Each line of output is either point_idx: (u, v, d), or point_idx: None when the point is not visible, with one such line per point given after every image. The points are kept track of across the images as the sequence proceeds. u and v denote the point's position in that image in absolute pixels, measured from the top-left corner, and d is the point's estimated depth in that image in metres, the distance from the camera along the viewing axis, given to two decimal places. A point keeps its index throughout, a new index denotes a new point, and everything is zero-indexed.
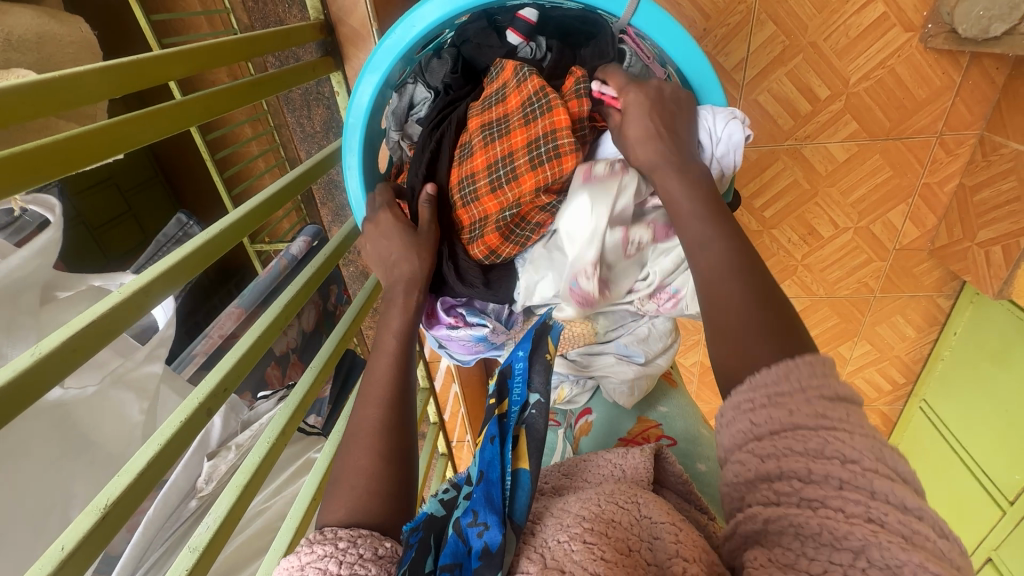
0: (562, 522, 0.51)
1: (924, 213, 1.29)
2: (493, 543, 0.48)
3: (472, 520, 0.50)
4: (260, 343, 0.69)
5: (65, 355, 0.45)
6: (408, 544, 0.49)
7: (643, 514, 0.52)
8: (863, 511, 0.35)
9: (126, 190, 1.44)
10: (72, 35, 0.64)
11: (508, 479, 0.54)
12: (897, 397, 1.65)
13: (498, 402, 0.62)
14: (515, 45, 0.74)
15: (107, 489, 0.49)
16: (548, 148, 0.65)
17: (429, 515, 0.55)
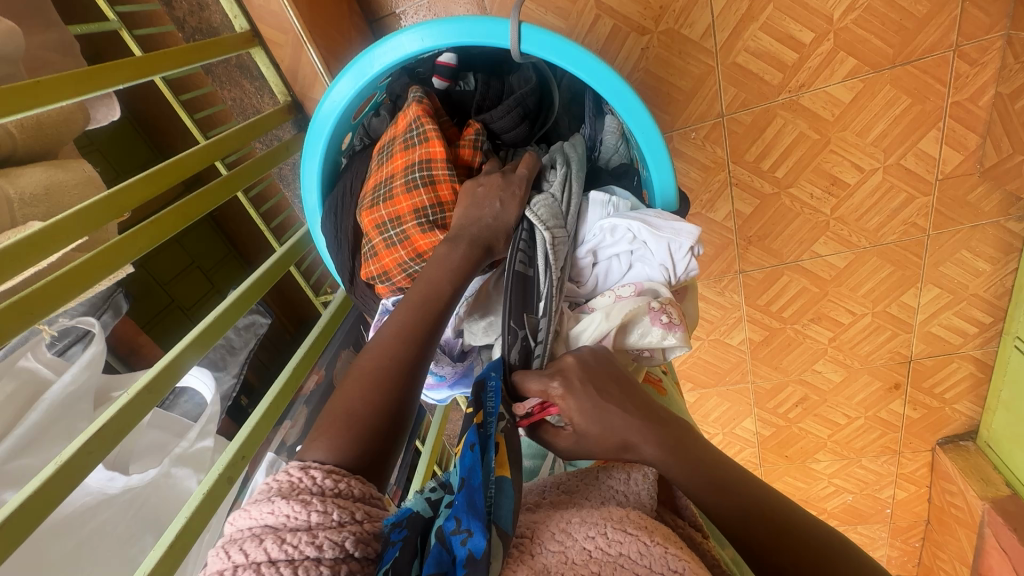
0: (565, 554, 0.51)
1: (962, 134, 1.15)
2: (477, 549, 0.49)
3: (455, 527, 0.52)
4: (274, 405, 0.78)
5: (79, 458, 0.55)
6: (391, 541, 0.48)
7: (651, 547, 0.50)
8: None
9: (208, 270, 1.69)
10: (75, 177, 0.76)
11: (491, 487, 0.56)
12: (987, 339, 1.47)
13: (475, 411, 0.63)
14: (442, 87, 0.91)
15: (144, 562, 0.57)
16: (423, 175, 0.80)
17: (414, 512, 0.56)
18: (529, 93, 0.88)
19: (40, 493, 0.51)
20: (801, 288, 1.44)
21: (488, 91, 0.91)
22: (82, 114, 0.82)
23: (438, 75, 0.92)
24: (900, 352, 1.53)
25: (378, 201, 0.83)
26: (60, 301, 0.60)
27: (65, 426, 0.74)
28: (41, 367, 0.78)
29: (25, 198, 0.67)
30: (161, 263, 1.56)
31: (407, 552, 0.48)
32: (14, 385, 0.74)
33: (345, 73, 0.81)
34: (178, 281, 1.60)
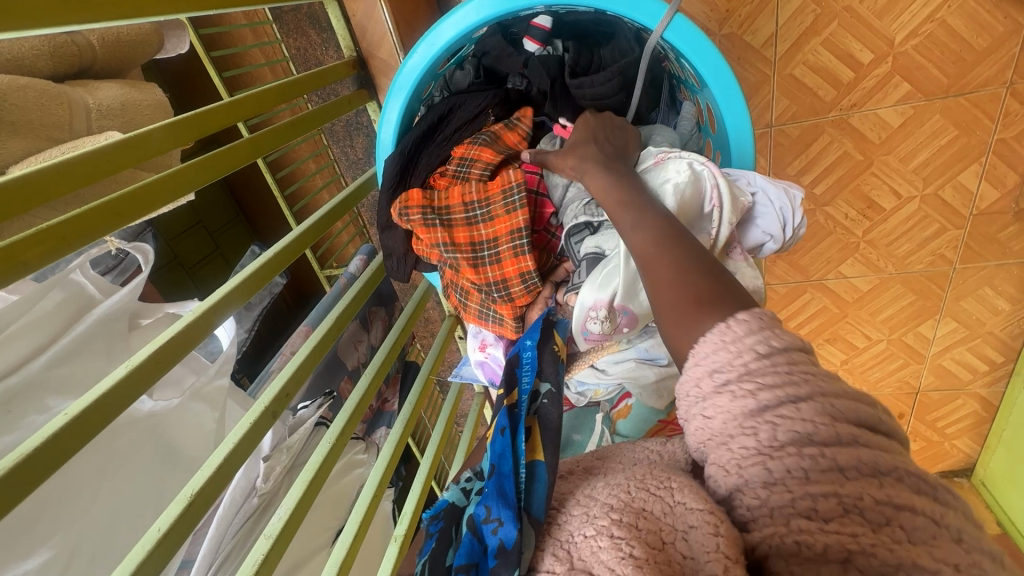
0: (588, 513, 0.43)
1: (1002, 171, 1.17)
2: (508, 540, 0.45)
3: (486, 515, 0.48)
4: (315, 352, 0.77)
5: (147, 365, 0.53)
6: (429, 532, 0.53)
7: (677, 498, 0.41)
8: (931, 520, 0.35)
9: (213, 231, 1.60)
10: (148, 99, 0.76)
11: (522, 472, 0.51)
12: (995, 378, 1.50)
13: (507, 392, 0.62)
14: (533, 51, 0.82)
15: (193, 480, 0.57)
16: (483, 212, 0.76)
17: (451, 502, 0.55)
18: (632, 63, 0.78)
19: (112, 394, 0.49)
20: (822, 307, 1.46)
21: (579, 57, 0.82)
22: (157, 38, 0.81)
23: (530, 37, 0.82)
24: (908, 383, 1.55)
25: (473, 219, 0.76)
26: (138, 213, 0.57)
27: (103, 344, 0.76)
28: (88, 283, 0.79)
29: (102, 110, 0.67)
30: (172, 221, 1.47)
31: (441, 543, 0.51)
32: (63, 296, 0.75)
33: (445, 18, 0.73)
34: (184, 238, 1.51)
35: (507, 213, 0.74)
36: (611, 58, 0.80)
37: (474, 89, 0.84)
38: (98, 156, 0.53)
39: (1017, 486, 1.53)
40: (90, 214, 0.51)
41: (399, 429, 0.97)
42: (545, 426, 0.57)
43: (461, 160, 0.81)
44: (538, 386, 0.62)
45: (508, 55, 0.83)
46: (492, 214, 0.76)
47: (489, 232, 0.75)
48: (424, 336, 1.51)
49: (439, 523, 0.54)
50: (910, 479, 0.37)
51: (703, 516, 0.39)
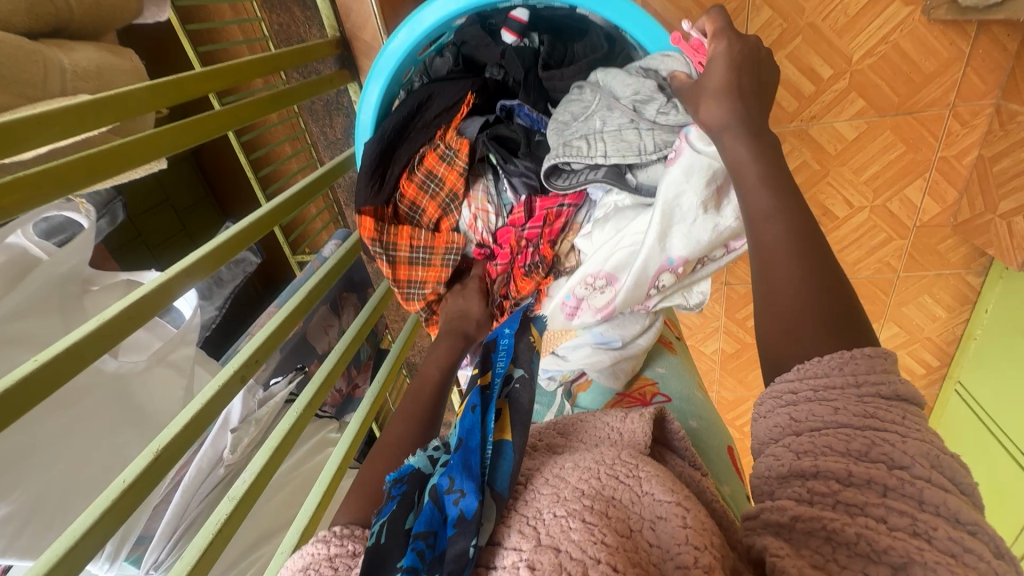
0: (559, 493, 0.48)
1: (943, 187, 1.27)
2: (468, 510, 0.46)
3: (450, 486, 0.49)
4: (288, 319, 0.78)
5: (117, 320, 0.54)
6: (391, 496, 0.50)
7: (645, 490, 0.49)
8: (909, 523, 0.35)
9: (180, 210, 1.56)
10: (126, 64, 0.78)
11: (490, 449, 0.52)
12: (931, 381, 1.60)
13: (480, 372, 0.59)
14: (510, 43, 0.84)
15: (160, 436, 0.58)
16: (424, 256, 0.84)
17: (417, 468, 0.53)
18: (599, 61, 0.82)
19: (83, 344, 0.50)
20: None
21: (552, 51, 0.85)
22: (137, 6, 0.81)
23: (508, 28, 0.84)
24: None
25: (414, 259, 0.85)
26: (112, 172, 0.58)
27: (56, 303, 0.77)
28: (33, 245, 0.78)
29: (78, 71, 0.68)
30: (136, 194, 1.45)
31: (402, 508, 0.49)
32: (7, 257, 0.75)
33: (424, 6, 0.75)
34: (150, 215, 1.48)
35: (440, 264, 0.84)
36: (583, 53, 0.84)
37: (452, 76, 0.86)
38: (73, 112, 0.54)
39: None
40: (64, 168, 0.52)
41: (366, 406, 0.99)
42: (517, 410, 0.56)
43: (429, 173, 0.84)
44: (512, 370, 0.58)
45: (486, 45, 0.86)
46: (430, 259, 0.85)
47: (422, 274, 0.85)
48: (395, 320, 1.52)
49: (402, 486, 0.51)
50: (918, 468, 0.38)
51: (671, 509, 0.47)
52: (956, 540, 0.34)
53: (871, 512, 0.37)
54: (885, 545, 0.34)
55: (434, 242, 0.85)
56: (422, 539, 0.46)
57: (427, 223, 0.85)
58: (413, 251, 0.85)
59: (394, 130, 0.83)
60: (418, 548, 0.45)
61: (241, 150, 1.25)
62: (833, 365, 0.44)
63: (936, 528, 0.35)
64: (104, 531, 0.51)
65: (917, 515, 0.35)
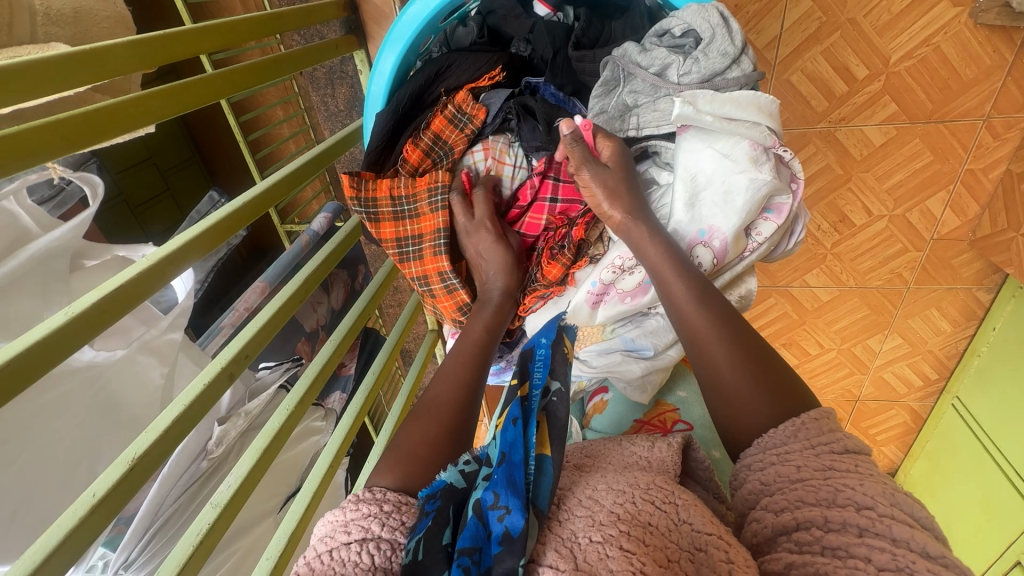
0: (593, 516, 0.44)
1: (966, 201, 1.23)
2: (514, 527, 0.42)
3: (492, 502, 0.44)
4: (282, 309, 0.71)
5: (86, 317, 0.46)
6: (425, 512, 0.46)
7: (682, 519, 0.44)
8: (889, 558, 0.36)
9: (165, 170, 1.46)
10: (107, 10, 0.69)
11: (531, 465, 0.47)
12: (928, 394, 1.60)
13: (519, 384, 0.53)
14: (544, 15, 0.78)
15: (135, 443, 0.52)
16: (410, 208, 0.77)
17: (448, 484, 0.48)
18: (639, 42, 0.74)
19: (48, 343, 0.43)
20: (783, 312, 1.51)
21: (588, 28, 0.78)
22: None
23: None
24: (851, 391, 1.64)
25: (399, 213, 0.78)
26: (87, 141, 0.50)
27: (38, 284, 0.70)
28: (21, 212, 0.72)
29: (50, 14, 0.60)
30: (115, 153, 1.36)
31: (438, 523, 0.44)
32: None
33: None
34: (130, 176, 1.39)
35: (432, 213, 0.76)
36: (622, 33, 0.77)
37: (476, 49, 0.79)
38: (40, 69, 0.46)
39: (934, 493, 1.66)
40: (26, 135, 0.44)
41: (361, 398, 0.94)
42: (554, 425, 0.50)
43: (438, 138, 0.77)
44: (549, 384, 0.52)
45: (516, 15, 0.77)
46: (418, 211, 0.77)
47: (413, 228, 0.78)
48: (390, 306, 1.46)
49: (436, 502, 0.47)
50: (936, 550, 0.37)
51: (712, 542, 0.42)
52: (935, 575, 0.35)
53: (855, 552, 0.37)
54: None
55: (416, 189, 0.77)
56: (467, 555, 0.42)
57: (407, 170, 0.78)
58: (398, 206, 0.78)
59: (404, 103, 0.76)
60: (465, 564, 0.41)
61: (233, 113, 1.17)
62: (789, 435, 0.48)
63: (916, 561, 0.36)
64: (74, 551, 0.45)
65: (895, 550, 0.36)
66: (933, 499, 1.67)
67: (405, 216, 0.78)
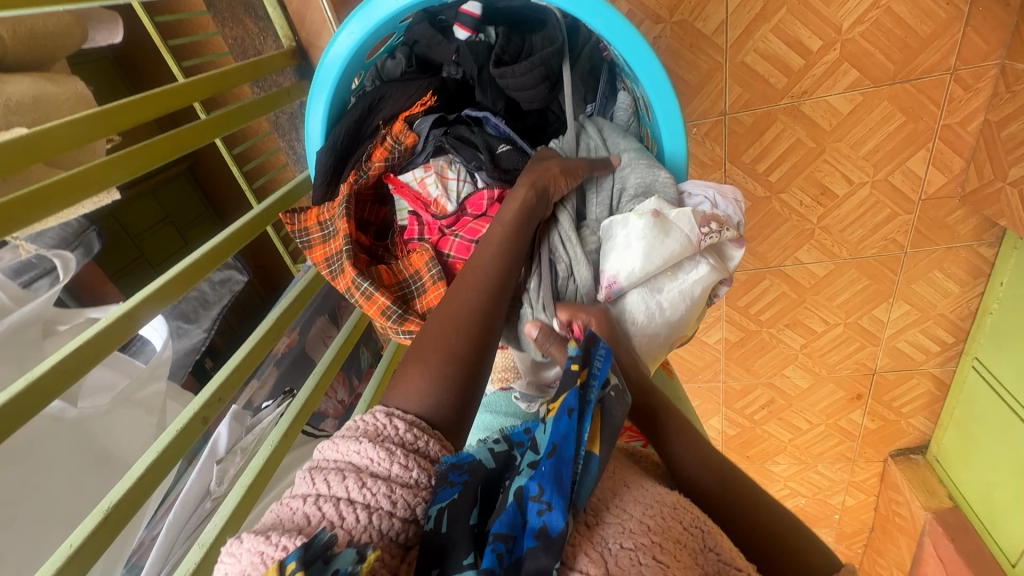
0: (624, 523, 0.44)
1: (949, 157, 1.19)
2: (554, 527, 0.41)
3: (536, 491, 0.42)
4: (257, 347, 0.75)
5: (48, 380, 0.50)
6: (451, 482, 0.43)
7: (709, 545, 0.46)
8: None
9: (181, 227, 1.58)
10: (67, 93, 0.74)
11: (580, 462, 0.45)
12: (947, 358, 1.54)
13: (580, 370, 0.49)
14: (464, 39, 0.81)
15: (111, 493, 0.55)
16: (331, 228, 0.80)
17: (477, 460, 0.47)
18: (553, 53, 0.77)
19: (11, 407, 0.47)
20: (780, 293, 1.48)
21: (508, 44, 0.80)
22: (80, 31, 0.81)
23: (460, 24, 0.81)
24: (865, 364, 1.59)
25: (326, 235, 0.80)
26: (35, 218, 0.54)
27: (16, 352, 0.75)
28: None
29: (10, 105, 0.65)
30: (136, 217, 1.46)
31: (465, 500, 0.43)
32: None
33: (361, 11, 0.71)
34: (151, 235, 1.49)
35: (342, 225, 0.77)
36: (540, 46, 0.79)
37: (406, 78, 0.83)
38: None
39: (968, 462, 1.57)
40: None
41: None
42: (608, 422, 0.49)
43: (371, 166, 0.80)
44: (610, 377, 0.50)
45: (438, 43, 0.82)
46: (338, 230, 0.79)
47: (334, 245, 0.79)
48: None
49: (462, 474, 0.44)
50: None
51: (737, 574, 0.44)
52: None
53: None
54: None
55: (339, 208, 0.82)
56: (501, 541, 0.40)
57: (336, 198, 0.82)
58: (324, 228, 0.81)
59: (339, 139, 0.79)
60: (498, 550, 0.39)
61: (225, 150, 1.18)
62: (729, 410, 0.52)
63: None
64: None
65: None
66: (965, 470, 1.59)
67: (330, 236, 0.80)
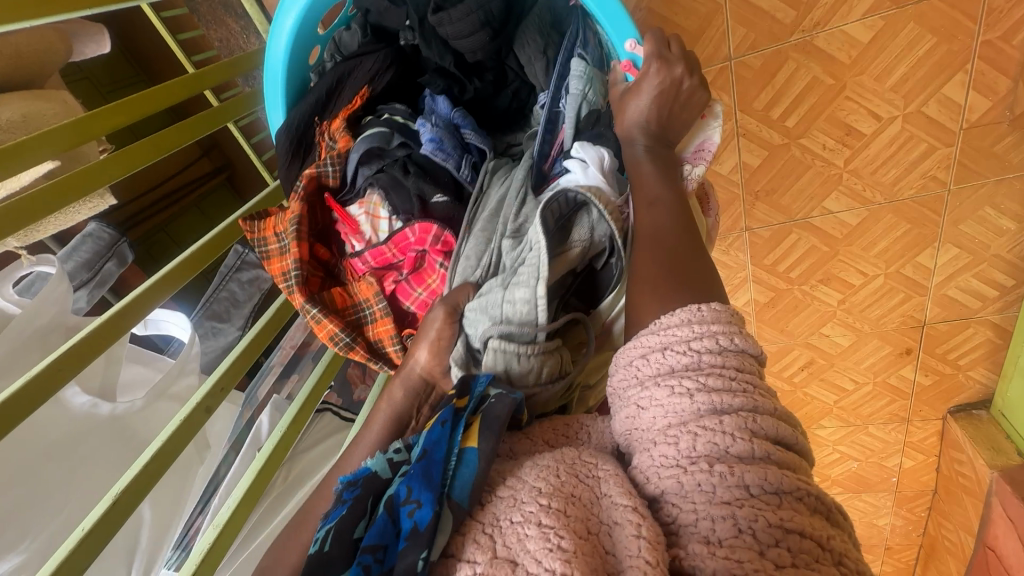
0: (516, 497, 0.42)
1: (992, 77, 1.07)
2: (422, 521, 0.41)
3: (405, 497, 0.44)
4: (255, 341, 0.77)
5: (49, 373, 0.55)
6: (341, 500, 0.47)
7: (603, 491, 0.42)
8: (733, 518, 0.36)
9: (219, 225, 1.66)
10: (56, 107, 0.78)
11: (452, 459, 0.46)
12: (1006, 303, 1.40)
13: (457, 394, 0.53)
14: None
15: (122, 477, 0.59)
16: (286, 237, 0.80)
17: (372, 472, 0.49)
18: None
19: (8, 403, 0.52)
20: (810, 247, 1.38)
21: None
22: (63, 45, 0.85)
23: None
24: (912, 317, 1.47)
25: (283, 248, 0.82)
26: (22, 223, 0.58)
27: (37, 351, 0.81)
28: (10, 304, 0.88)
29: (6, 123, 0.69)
30: (178, 226, 1.54)
31: (351, 514, 0.45)
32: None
33: None
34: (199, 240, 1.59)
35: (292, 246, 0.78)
36: None
37: (363, 50, 0.84)
38: None
39: None
40: None
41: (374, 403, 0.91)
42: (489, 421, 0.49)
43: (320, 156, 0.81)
44: (488, 389, 0.53)
45: (388, 9, 0.82)
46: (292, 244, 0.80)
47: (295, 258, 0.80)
48: None
49: (355, 491, 0.47)
50: (792, 484, 0.38)
51: (626, 514, 0.39)
52: (778, 527, 0.36)
53: (744, 515, 0.36)
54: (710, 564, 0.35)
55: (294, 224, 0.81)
56: (370, 553, 0.42)
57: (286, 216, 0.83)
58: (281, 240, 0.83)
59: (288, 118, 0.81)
60: (365, 563, 0.41)
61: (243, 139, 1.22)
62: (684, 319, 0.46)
63: (760, 516, 0.36)
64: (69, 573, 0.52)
65: (740, 509, 0.36)
66: None
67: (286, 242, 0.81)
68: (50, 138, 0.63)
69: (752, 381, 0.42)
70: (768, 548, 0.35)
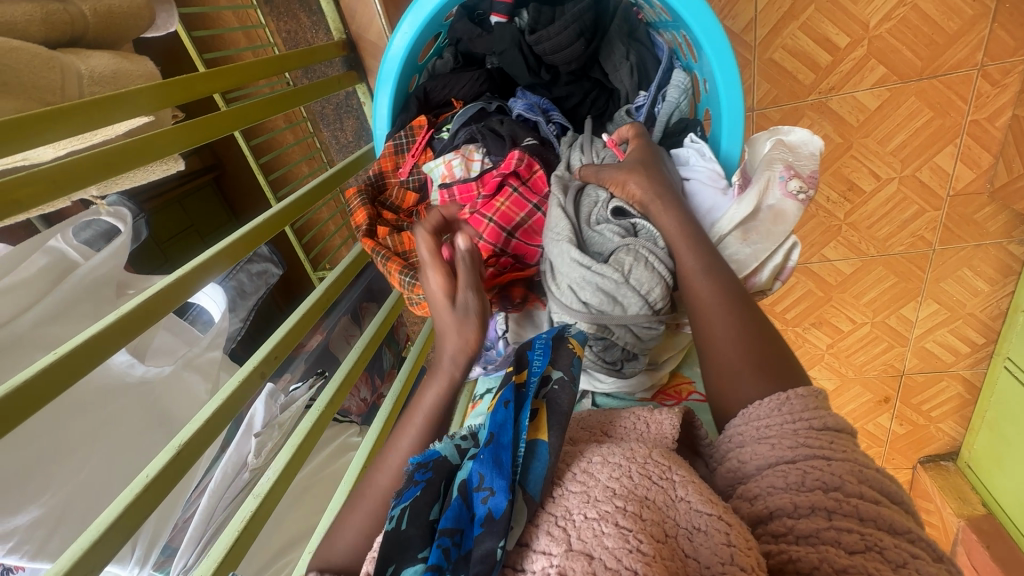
0: (586, 492, 0.41)
1: (977, 153, 1.20)
2: (496, 509, 0.39)
3: (478, 483, 0.42)
4: (310, 313, 0.72)
5: (139, 313, 0.49)
6: (414, 481, 0.44)
7: (679, 492, 0.41)
8: (856, 538, 0.38)
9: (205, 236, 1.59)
10: (139, 69, 0.78)
11: (522, 448, 0.44)
12: (977, 360, 1.52)
13: (514, 370, 0.51)
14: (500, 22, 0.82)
15: (182, 432, 0.52)
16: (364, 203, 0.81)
17: (441, 456, 0.47)
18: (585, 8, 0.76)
19: (87, 345, 0.43)
20: (807, 290, 1.48)
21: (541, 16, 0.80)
22: (148, 13, 0.86)
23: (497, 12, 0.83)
24: (893, 366, 1.57)
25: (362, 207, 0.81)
26: (95, 176, 0.57)
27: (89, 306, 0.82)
28: (70, 249, 0.86)
29: (94, 77, 0.70)
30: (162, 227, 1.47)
31: (426, 495, 0.43)
32: (46, 261, 0.83)
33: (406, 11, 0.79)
34: (174, 243, 1.50)
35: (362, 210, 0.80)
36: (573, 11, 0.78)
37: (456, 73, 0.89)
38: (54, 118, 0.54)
39: (1000, 465, 1.53)
40: (49, 174, 0.51)
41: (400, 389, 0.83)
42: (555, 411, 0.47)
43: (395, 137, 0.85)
44: (549, 372, 0.50)
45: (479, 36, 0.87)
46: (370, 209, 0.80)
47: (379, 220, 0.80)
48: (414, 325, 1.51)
49: (426, 473, 0.45)
50: (903, 525, 0.39)
51: (713, 521, 0.38)
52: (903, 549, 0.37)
53: (863, 537, 0.38)
54: (844, 565, 0.36)
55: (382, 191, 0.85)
56: (448, 537, 0.39)
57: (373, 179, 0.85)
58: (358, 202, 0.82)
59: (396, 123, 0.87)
60: (444, 546, 0.39)
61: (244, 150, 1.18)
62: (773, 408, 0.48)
63: (884, 538, 0.38)
64: (123, 526, 0.46)
65: (863, 530, 0.38)
66: (996, 475, 1.55)
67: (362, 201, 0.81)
68: (135, 97, 0.64)
69: (844, 435, 0.46)
70: (894, 566, 0.36)
